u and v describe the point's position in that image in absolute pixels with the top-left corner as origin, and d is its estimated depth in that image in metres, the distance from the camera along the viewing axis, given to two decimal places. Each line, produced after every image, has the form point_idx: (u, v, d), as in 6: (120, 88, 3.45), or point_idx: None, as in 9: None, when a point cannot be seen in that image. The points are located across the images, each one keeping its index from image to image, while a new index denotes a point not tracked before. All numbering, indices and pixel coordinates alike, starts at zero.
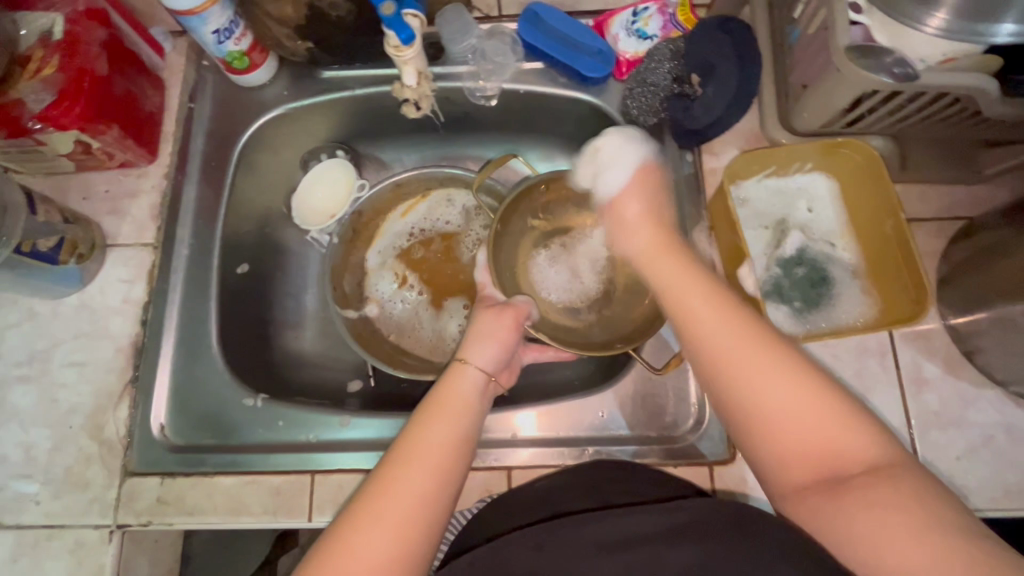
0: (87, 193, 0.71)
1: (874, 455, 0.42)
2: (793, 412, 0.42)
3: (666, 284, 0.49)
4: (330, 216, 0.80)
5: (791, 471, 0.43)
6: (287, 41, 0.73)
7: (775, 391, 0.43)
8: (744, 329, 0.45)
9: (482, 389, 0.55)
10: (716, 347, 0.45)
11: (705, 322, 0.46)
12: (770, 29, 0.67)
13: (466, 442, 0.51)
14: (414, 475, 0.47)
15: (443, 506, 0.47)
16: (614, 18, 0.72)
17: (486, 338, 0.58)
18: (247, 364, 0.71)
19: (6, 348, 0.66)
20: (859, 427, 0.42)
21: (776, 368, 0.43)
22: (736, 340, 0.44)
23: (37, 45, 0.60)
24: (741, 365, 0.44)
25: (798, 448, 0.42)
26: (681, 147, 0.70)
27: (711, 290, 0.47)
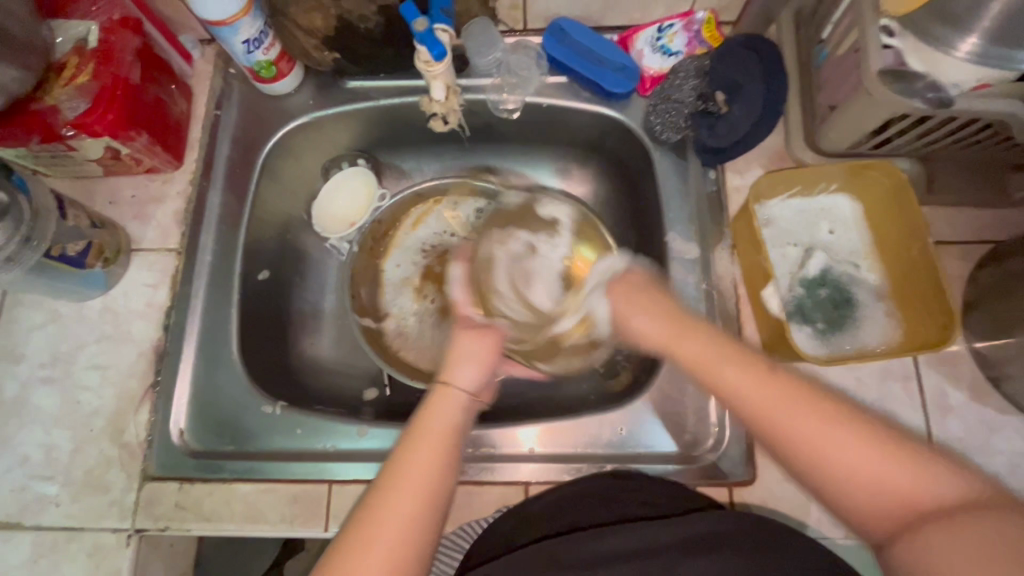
0: (114, 197, 0.72)
1: (957, 494, 0.40)
2: (850, 464, 0.42)
3: (694, 357, 0.50)
4: (351, 224, 0.81)
5: (871, 519, 0.42)
6: (315, 52, 0.72)
7: (839, 446, 0.43)
8: (781, 389, 0.46)
9: (467, 410, 0.55)
10: (757, 409, 0.46)
11: (744, 391, 0.47)
12: (797, 49, 0.67)
13: (451, 467, 0.50)
14: (398, 503, 0.46)
15: (431, 530, 0.47)
16: (640, 33, 0.72)
17: (468, 360, 0.58)
18: (266, 371, 0.71)
19: (30, 349, 0.67)
20: (915, 462, 0.41)
21: (825, 425, 0.43)
22: (781, 402, 0.45)
23: (72, 53, 0.62)
24: (796, 427, 0.44)
25: (870, 498, 0.42)
26: (704, 164, 0.70)
27: (741, 356, 0.48)
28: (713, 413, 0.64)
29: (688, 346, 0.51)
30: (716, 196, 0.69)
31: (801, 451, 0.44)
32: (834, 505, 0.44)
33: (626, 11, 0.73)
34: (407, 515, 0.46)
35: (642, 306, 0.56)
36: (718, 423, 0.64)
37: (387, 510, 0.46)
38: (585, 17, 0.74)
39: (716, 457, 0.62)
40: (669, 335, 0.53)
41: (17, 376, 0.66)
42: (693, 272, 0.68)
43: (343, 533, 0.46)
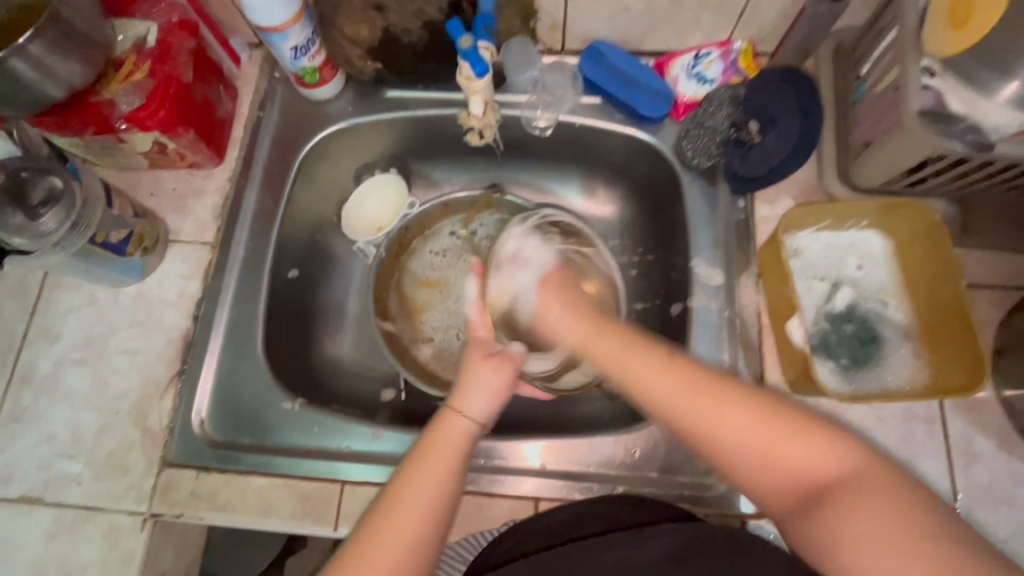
0: (157, 189, 0.74)
1: (837, 467, 0.44)
2: (745, 442, 0.46)
3: (631, 378, 0.51)
4: (377, 229, 0.82)
5: (774, 494, 0.46)
6: (358, 61, 0.75)
7: (735, 428, 0.46)
8: (682, 376, 0.49)
9: (472, 437, 0.55)
10: (645, 385, 0.50)
11: (651, 381, 0.50)
12: (833, 84, 0.68)
13: (453, 496, 0.51)
14: (404, 526, 0.48)
15: (429, 551, 0.48)
16: (675, 60, 0.74)
17: (480, 389, 0.58)
18: (288, 367, 0.73)
19: (66, 329, 0.69)
20: (811, 440, 0.45)
21: (727, 410, 0.47)
22: (676, 392, 0.49)
23: (131, 51, 0.65)
24: (701, 414, 0.47)
25: (769, 476, 0.46)
26: (733, 193, 0.70)
27: (636, 343, 0.53)
28: None
29: (600, 342, 0.55)
30: (745, 224, 0.69)
31: (690, 424, 0.48)
32: (739, 479, 0.47)
33: (663, 37, 0.74)
34: (410, 534, 0.48)
35: (558, 301, 0.62)
36: None
37: (395, 532, 0.48)
38: (622, 41, 0.75)
39: (731, 487, 0.62)
40: (592, 334, 0.56)
41: (52, 355, 0.68)
42: (716, 299, 0.68)
43: (359, 532, 0.48)
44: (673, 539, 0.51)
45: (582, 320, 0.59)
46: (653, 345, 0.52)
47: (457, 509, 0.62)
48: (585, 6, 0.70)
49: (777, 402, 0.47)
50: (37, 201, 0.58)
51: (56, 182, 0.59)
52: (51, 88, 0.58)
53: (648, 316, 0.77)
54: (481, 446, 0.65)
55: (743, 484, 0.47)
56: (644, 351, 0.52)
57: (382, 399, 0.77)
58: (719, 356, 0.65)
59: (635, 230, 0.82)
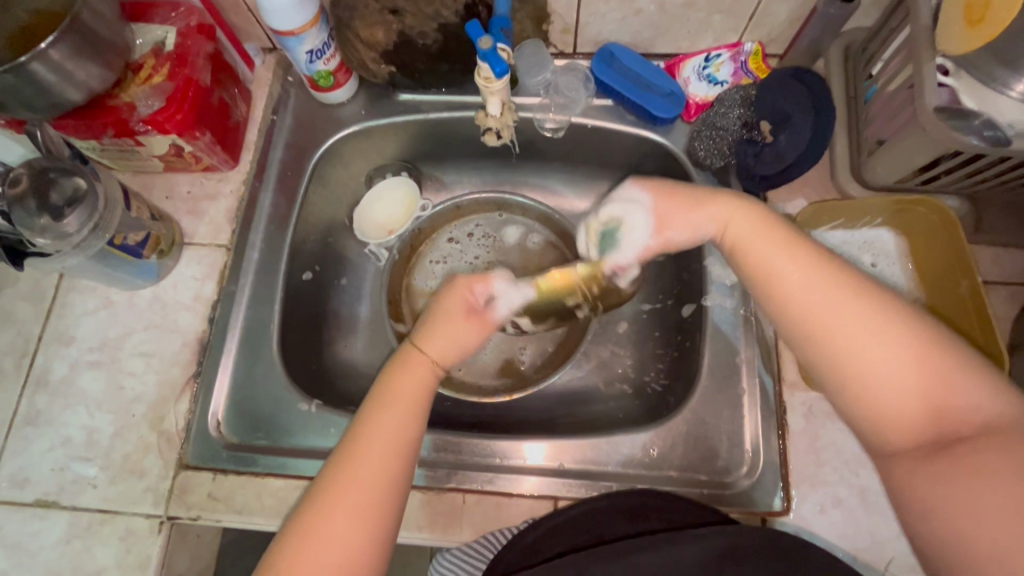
0: (171, 192, 0.75)
1: (985, 412, 0.43)
2: (894, 368, 0.45)
3: (768, 270, 0.51)
4: (390, 232, 0.82)
5: (899, 433, 0.45)
6: (372, 64, 0.73)
7: (887, 354, 0.45)
8: (843, 286, 0.47)
9: (433, 373, 0.57)
10: (800, 294, 0.48)
11: (801, 290, 0.48)
12: (843, 85, 0.69)
13: (415, 419, 0.53)
14: (366, 462, 0.50)
15: (397, 482, 0.51)
16: (687, 62, 0.75)
17: (444, 330, 0.58)
18: (303, 369, 0.73)
19: (81, 332, 0.69)
20: (971, 380, 0.44)
21: (888, 340, 0.45)
22: (832, 302, 0.47)
23: (150, 54, 0.65)
24: (847, 328, 0.46)
25: (905, 409, 0.45)
26: (746, 192, 0.71)
27: (797, 252, 0.50)
28: (748, 440, 0.63)
29: (736, 222, 0.53)
30: None
31: (824, 330, 0.47)
32: (859, 409, 0.47)
33: (673, 40, 0.75)
34: (374, 469, 0.50)
35: (683, 205, 0.56)
36: (753, 450, 0.63)
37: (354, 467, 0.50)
38: (633, 43, 0.76)
39: (750, 484, 0.62)
40: (744, 232, 0.53)
41: (67, 358, 0.68)
42: (731, 297, 0.68)
43: (326, 472, 0.50)
44: (713, 544, 0.49)
45: (731, 214, 0.54)
46: (814, 248, 0.50)
47: (475, 509, 0.61)
48: (597, 9, 0.70)
49: (944, 338, 0.45)
50: (60, 205, 0.57)
51: (81, 184, 0.58)
52: (70, 91, 0.58)
53: (657, 317, 0.77)
54: (497, 446, 0.65)
55: (858, 416, 0.47)
56: (801, 249, 0.50)
57: None
58: (734, 353, 0.66)
59: None
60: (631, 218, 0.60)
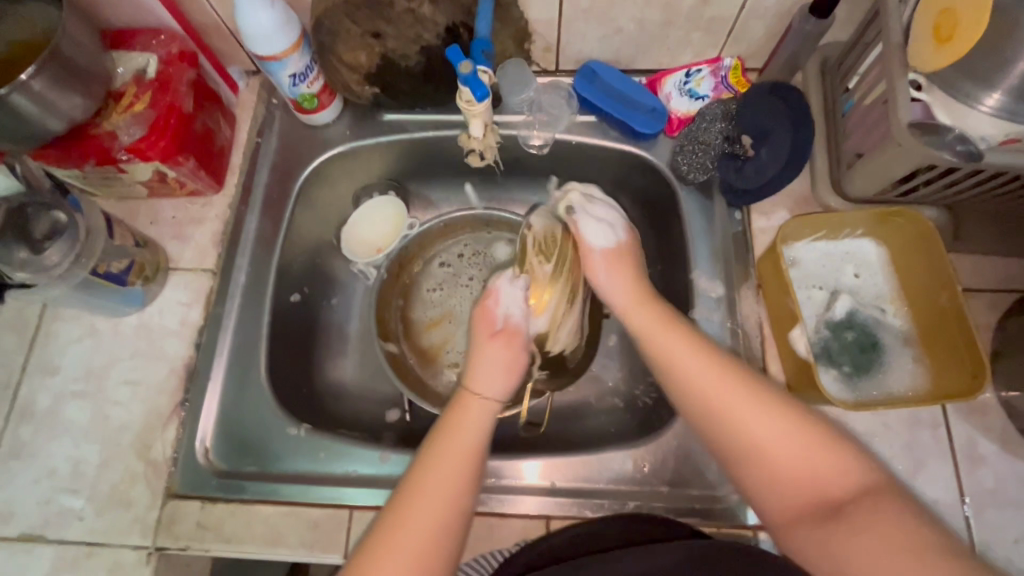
0: (156, 218, 0.74)
1: (861, 480, 0.47)
2: (776, 439, 0.50)
3: (661, 347, 0.57)
4: (378, 250, 0.82)
5: (781, 507, 0.49)
6: (356, 86, 0.74)
7: (767, 429, 0.50)
8: (725, 374, 0.53)
9: (492, 414, 0.58)
10: (696, 385, 0.54)
11: (696, 376, 0.54)
12: (821, 97, 0.70)
13: (479, 463, 0.55)
14: (425, 506, 0.51)
15: (456, 530, 0.51)
16: (668, 77, 0.75)
17: (491, 367, 0.61)
18: (291, 392, 0.72)
19: (66, 362, 0.69)
20: (844, 456, 0.48)
21: (768, 416, 0.51)
22: (729, 394, 0.52)
23: (131, 83, 0.65)
24: (731, 407, 0.52)
25: (792, 488, 0.49)
26: (729, 206, 0.72)
27: (688, 346, 0.56)
28: None
29: (637, 312, 0.61)
30: (742, 235, 0.70)
31: (710, 405, 0.53)
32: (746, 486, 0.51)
33: (654, 56, 0.76)
34: (435, 516, 0.50)
35: (617, 268, 0.65)
36: None
37: (423, 486, 0.52)
38: (614, 60, 0.77)
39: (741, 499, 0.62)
40: (640, 324, 0.60)
41: (52, 388, 0.68)
42: (717, 310, 0.69)
43: (384, 516, 0.51)
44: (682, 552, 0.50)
45: (642, 304, 0.61)
46: (708, 347, 0.56)
47: (469, 531, 0.61)
48: (578, 28, 0.71)
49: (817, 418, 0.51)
50: (40, 235, 0.58)
51: (60, 216, 0.59)
52: (52, 121, 0.58)
53: None
54: (490, 466, 0.65)
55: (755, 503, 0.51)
56: (682, 338, 0.57)
57: (387, 420, 0.76)
58: None
59: None
60: (599, 213, 0.68)
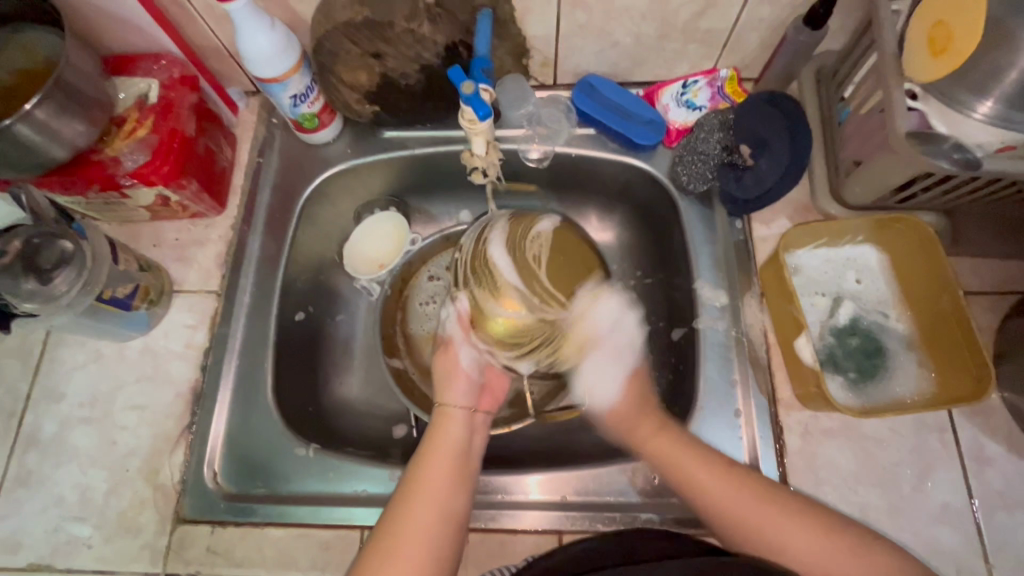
0: (159, 241, 0.74)
1: (897, 566, 0.49)
2: (797, 538, 0.52)
3: (665, 464, 0.60)
4: (381, 266, 0.82)
5: (816, 566, 0.51)
6: (356, 105, 0.75)
7: (792, 538, 0.52)
8: (737, 483, 0.56)
9: (468, 423, 0.64)
10: (704, 481, 0.58)
11: (711, 487, 0.57)
12: (817, 106, 0.70)
13: (466, 471, 0.59)
14: (420, 515, 0.54)
15: (449, 536, 0.54)
16: (665, 89, 0.76)
17: (451, 379, 0.66)
18: (298, 411, 0.72)
19: (71, 388, 0.68)
20: (873, 551, 0.51)
21: (781, 517, 0.54)
22: (738, 496, 0.56)
23: (133, 107, 0.65)
24: (764, 521, 0.54)
25: (823, 570, 0.51)
26: (730, 215, 0.72)
27: (700, 455, 0.59)
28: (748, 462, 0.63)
29: (643, 428, 0.63)
30: (742, 243, 0.71)
31: (739, 528, 0.55)
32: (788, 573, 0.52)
33: (651, 68, 0.77)
34: (428, 522, 0.54)
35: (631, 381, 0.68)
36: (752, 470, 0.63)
37: (411, 518, 0.54)
38: (612, 73, 0.78)
39: None
40: (659, 447, 0.61)
41: (58, 415, 0.67)
42: (721, 318, 0.69)
43: (380, 527, 0.54)
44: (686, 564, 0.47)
45: (643, 417, 0.64)
46: (710, 453, 0.59)
47: (481, 548, 0.61)
48: (575, 43, 0.72)
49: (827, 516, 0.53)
50: (47, 266, 0.59)
51: (66, 245, 0.60)
52: (56, 150, 0.58)
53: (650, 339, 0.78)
54: (499, 482, 0.65)
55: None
56: (691, 450, 0.60)
57: (394, 436, 0.76)
58: (729, 375, 0.66)
59: (635, 253, 0.83)
60: (623, 323, 0.70)
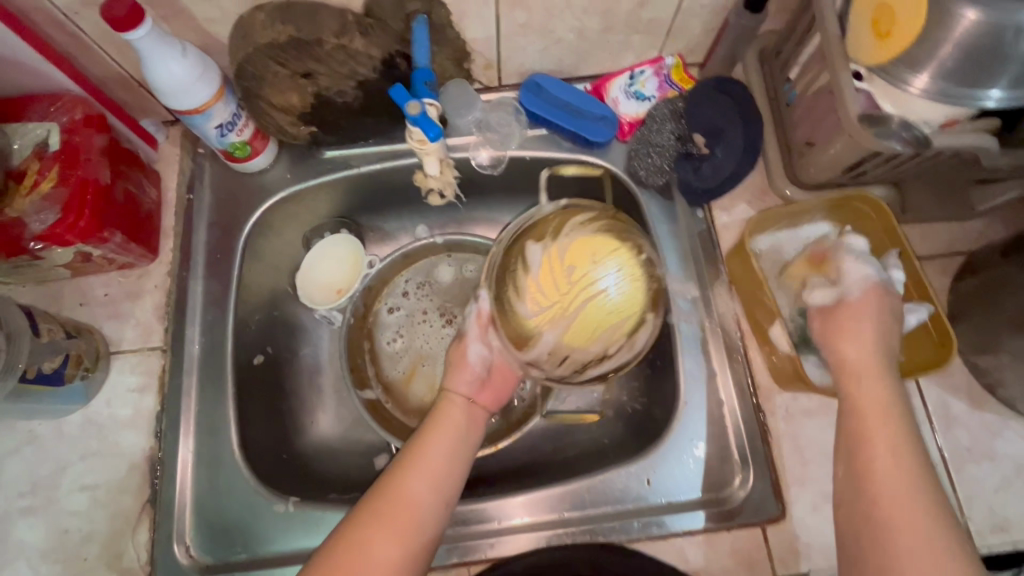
0: (85, 299, 0.67)
1: None
2: (909, 528, 0.44)
3: (857, 400, 0.52)
4: (338, 292, 0.77)
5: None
6: (290, 127, 0.70)
7: (907, 525, 0.44)
8: (904, 463, 0.47)
9: (467, 413, 0.62)
10: (882, 446, 0.48)
11: (884, 441, 0.49)
12: (765, 87, 0.70)
13: (456, 458, 0.59)
14: (403, 505, 0.54)
15: (428, 531, 0.54)
16: (612, 82, 0.74)
17: (456, 367, 0.65)
18: (271, 464, 0.67)
19: (6, 478, 0.61)
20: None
21: (914, 505, 0.45)
22: (893, 452, 0.48)
23: (32, 157, 0.57)
24: (891, 477, 0.46)
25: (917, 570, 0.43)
26: (691, 205, 0.72)
27: (899, 437, 0.48)
28: (737, 452, 0.64)
29: (858, 352, 0.53)
30: (706, 234, 0.71)
31: (874, 477, 0.47)
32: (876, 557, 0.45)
33: (596, 62, 0.75)
34: (409, 513, 0.53)
35: (872, 380, 0.52)
36: (741, 459, 0.64)
37: (404, 491, 0.55)
38: (558, 70, 0.75)
39: (747, 495, 0.62)
40: (862, 363, 0.53)
41: None
42: (694, 311, 0.69)
43: (358, 513, 0.54)
44: None
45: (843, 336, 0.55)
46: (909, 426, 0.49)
47: None
48: (518, 42, 0.69)
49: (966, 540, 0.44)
50: None
51: None
52: None
53: None
54: (493, 508, 0.63)
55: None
56: (885, 407, 0.50)
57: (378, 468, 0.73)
58: (708, 367, 0.67)
59: None
60: (854, 262, 0.57)
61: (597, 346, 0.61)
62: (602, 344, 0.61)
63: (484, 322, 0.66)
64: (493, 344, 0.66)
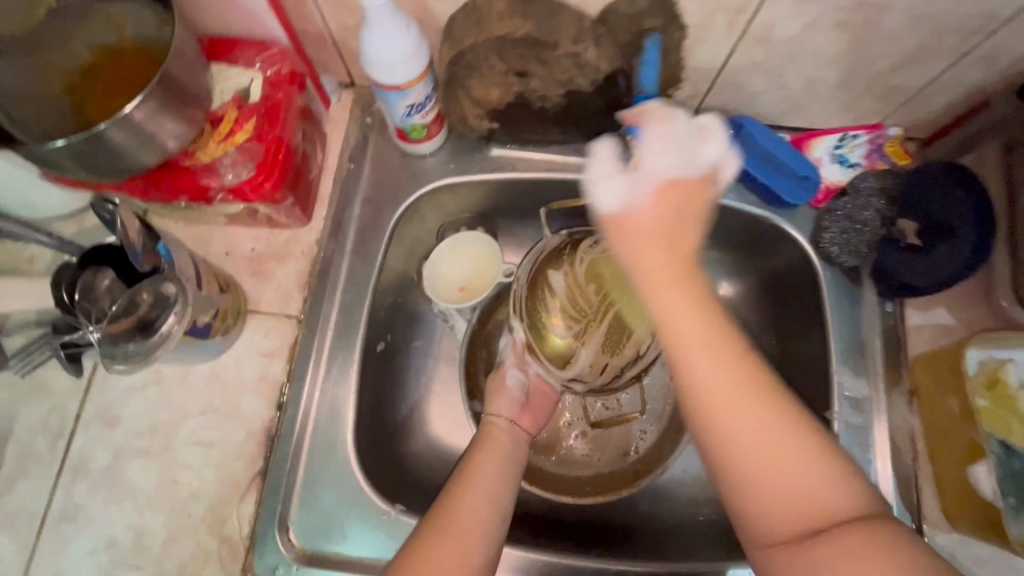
0: (232, 250, 0.65)
1: (856, 506, 0.39)
2: (780, 465, 0.41)
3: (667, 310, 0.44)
4: (461, 289, 0.71)
5: (773, 518, 0.40)
6: (474, 119, 0.65)
7: (789, 458, 0.41)
8: (743, 371, 0.42)
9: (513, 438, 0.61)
10: (709, 369, 0.42)
11: (712, 370, 0.42)
12: (1006, 186, 0.61)
13: (506, 477, 0.56)
14: (467, 509, 0.52)
15: (488, 534, 0.51)
16: (818, 140, 0.68)
17: (498, 392, 0.64)
18: (376, 459, 0.64)
19: (128, 413, 0.61)
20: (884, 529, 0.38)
21: (799, 441, 0.41)
22: (728, 380, 0.42)
23: (231, 105, 0.56)
24: (720, 397, 0.42)
25: (791, 502, 0.40)
26: (880, 296, 0.65)
27: (722, 349, 0.42)
28: None
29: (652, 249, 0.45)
30: (892, 331, 0.64)
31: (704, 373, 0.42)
32: (735, 483, 0.42)
33: (809, 114, 0.67)
34: (468, 515, 0.52)
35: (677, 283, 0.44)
36: None
37: (463, 506, 0.52)
38: (764, 114, 0.68)
39: None
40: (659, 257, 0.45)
41: (111, 442, 0.60)
42: (861, 414, 0.62)
43: (423, 528, 0.51)
44: None
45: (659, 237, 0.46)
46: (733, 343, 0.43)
47: None
48: (738, 79, 0.62)
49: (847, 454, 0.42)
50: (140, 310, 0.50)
51: (168, 287, 0.51)
52: (146, 154, 0.49)
53: None
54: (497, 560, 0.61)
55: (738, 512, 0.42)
56: (697, 301, 0.43)
57: None
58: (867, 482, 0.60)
59: (753, 315, 0.74)
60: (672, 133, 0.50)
61: (632, 349, 0.62)
62: (634, 347, 0.61)
63: (520, 351, 0.65)
64: (531, 370, 0.66)
